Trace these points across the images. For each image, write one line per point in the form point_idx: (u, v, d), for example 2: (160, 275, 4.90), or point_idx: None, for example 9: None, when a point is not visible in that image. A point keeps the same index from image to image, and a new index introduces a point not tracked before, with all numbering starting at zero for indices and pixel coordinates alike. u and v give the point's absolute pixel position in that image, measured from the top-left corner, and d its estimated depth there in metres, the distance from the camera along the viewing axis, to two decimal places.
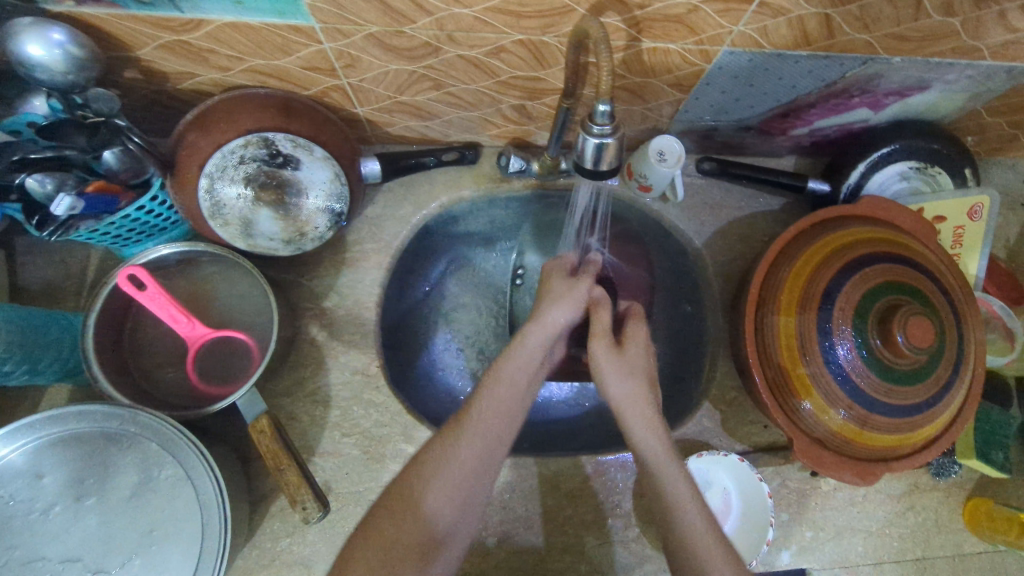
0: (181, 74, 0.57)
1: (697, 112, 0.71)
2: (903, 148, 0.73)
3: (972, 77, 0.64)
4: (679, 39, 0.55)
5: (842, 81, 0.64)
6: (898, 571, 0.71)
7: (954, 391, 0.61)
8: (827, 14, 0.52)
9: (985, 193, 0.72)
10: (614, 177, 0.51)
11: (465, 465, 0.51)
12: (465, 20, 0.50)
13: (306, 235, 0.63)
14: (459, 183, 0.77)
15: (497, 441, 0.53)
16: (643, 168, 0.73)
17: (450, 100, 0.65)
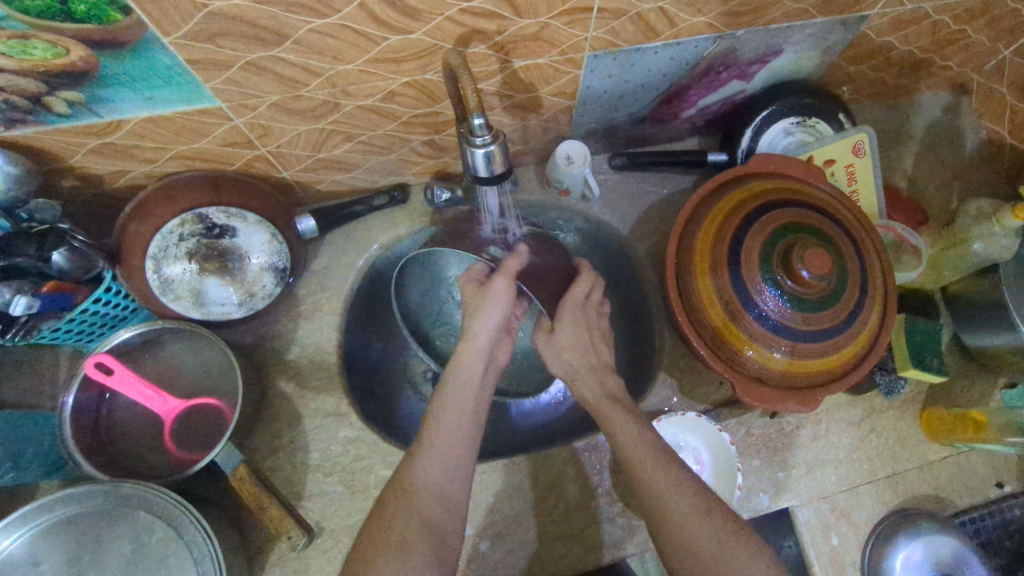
0: (113, 174, 0.62)
1: (590, 115, 0.78)
2: (780, 108, 0.81)
3: (814, 34, 0.72)
4: (544, 53, 0.62)
5: (704, 60, 0.71)
6: (872, 491, 0.75)
7: (868, 309, 0.67)
8: (662, 7, 0.60)
9: (863, 130, 0.79)
10: (509, 179, 0.57)
11: (449, 453, 0.58)
12: (351, 74, 0.57)
13: (256, 294, 0.69)
14: (395, 224, 0.82)
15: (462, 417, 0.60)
16: (555, 174, 0.79)
17: (365, 148, 0.71)
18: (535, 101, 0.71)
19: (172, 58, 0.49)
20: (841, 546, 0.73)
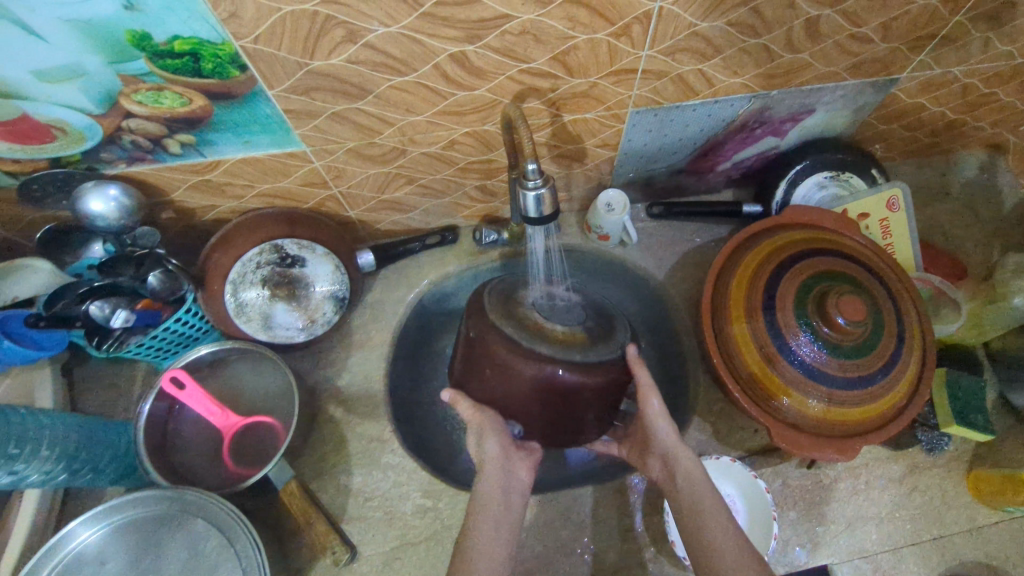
0: (205, 208, 0.70)
1: (631, 166, 0.83)
2: (812, 163, 0.85)
3: (845, 95, 0.77)
4: (592, 109, 0.68)
5: (738, 118, 0.77)
6: (917, 553, 0.73)
7: (905, 358, 0.68)
8: (700, 69, 0.65)
9: (896, 185, 0.81)
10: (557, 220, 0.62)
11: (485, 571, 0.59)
12: (420, 125, 0.64)
13: (317, 320, 0.75)
14: (443, 263, 0.88)
15: (503, 531, 0.62)
16: (595, 220, 0.85)
17: (423, 191, 0.78)
18: (580, 151, 0.77)
19: (272, 108, 0.58)
20: None
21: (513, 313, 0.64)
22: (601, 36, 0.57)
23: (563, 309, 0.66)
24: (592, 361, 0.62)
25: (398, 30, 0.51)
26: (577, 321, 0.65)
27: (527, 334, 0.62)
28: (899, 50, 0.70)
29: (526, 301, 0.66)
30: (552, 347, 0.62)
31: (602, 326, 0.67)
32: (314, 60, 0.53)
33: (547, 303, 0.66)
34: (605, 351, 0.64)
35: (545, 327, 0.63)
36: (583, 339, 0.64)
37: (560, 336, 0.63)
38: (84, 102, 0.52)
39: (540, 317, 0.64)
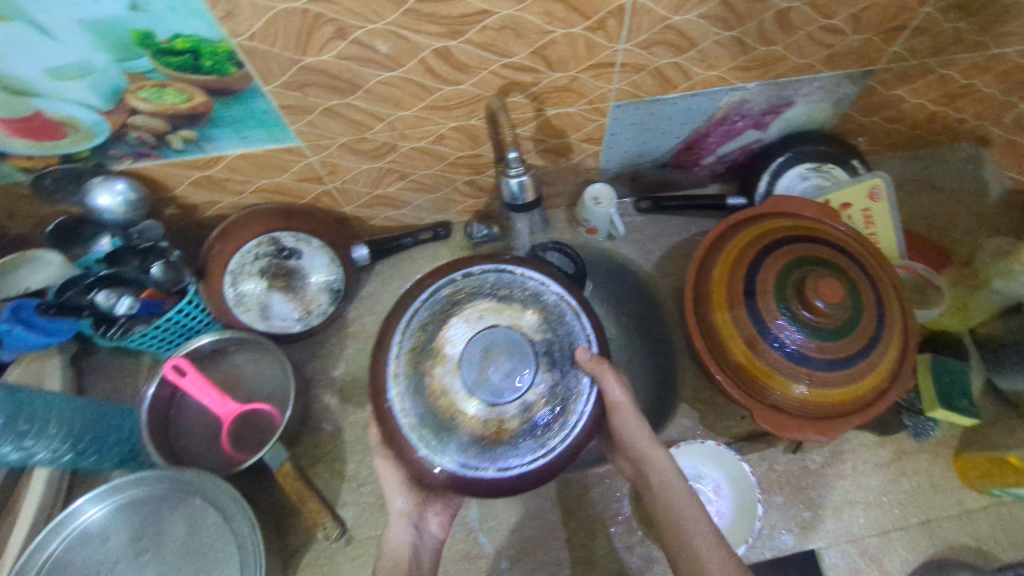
0: (207, 204, 0.74)
1: (617, 160, 0.86)
2: (795, 155, 0.87)
3: (822, 87, 0.80)
4: (574, 102, 0.71)
5: (719, 111, 0.79)
6: (905, 537, 0.73)
7: (886, 341, 0.70)
8: (677, 62, 0.68)
9: (878, 176, 0.84)
10: (536, 205, 0.67)
11: None
12: (409, 119, 0.68)
13: (313, 311, 0.79)
14: (437, 257, 0.91)
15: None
16: (583, 214, 0.87)
17: (415, 186, 0.81)
18: (565, 145, 0.79)
19: (268, 104, 0.61)
20: None
21: (429, 377, 0.57)
22: (578, 30, 0.60)
23: (498, 378, 0.56)
24: (509, 463, 0.55)
25: (384, 26, 0.55)
26: (510, 400, 0.55)
27: (437, 425, 0.56)
28: (871, 41, 0.72)
29: (454, 362, 0.57)
30: (464, 440, 0.56)
31: (546, 399, 0.57)
32: (306, 56, 0.56)
33: (480, 365, 0.56)
34: (533, 446, 0.56)
35: (463, 413, 0.55)
36: (509, 428, 0.56)
37: (479, 427, 0.55)
38: (92, 98, 0.55)
39: (464, 393, 0.55)
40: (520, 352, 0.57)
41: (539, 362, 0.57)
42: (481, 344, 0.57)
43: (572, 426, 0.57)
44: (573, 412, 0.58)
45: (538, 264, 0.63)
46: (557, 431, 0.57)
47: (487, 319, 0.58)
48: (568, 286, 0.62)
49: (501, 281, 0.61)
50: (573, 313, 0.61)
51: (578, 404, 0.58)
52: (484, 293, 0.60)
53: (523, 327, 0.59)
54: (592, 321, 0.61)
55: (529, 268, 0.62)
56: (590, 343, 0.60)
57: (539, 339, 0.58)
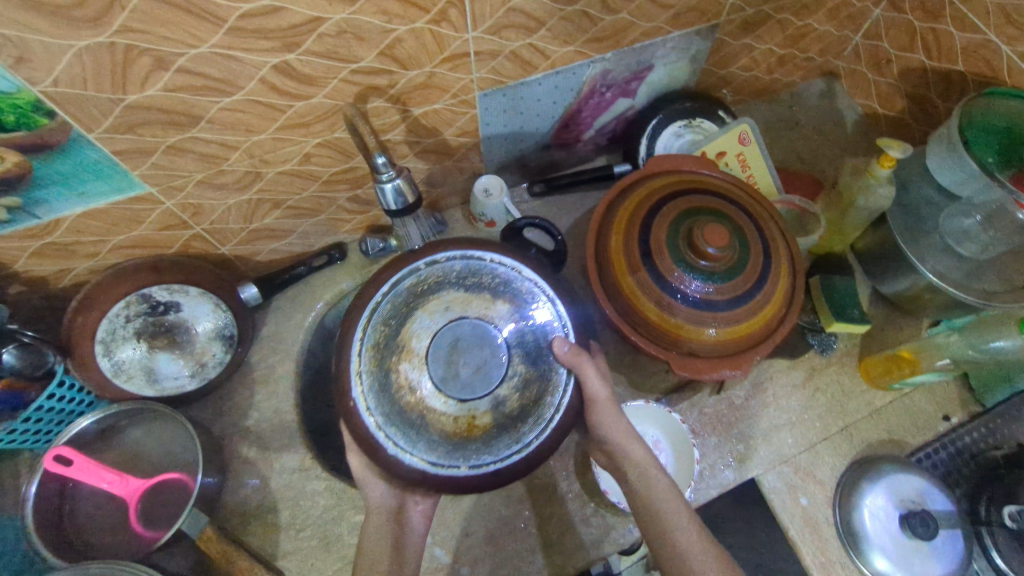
0: (58, 274, 0.67)
1: (499, 150, 0.85)
2: (666, 116, 0.91)
3: (675, 47, 0.83)
4: (438, 98, 0.70)
5: (585, 85, 0.80)
6: (830, 448, 0.78)
7: (776, 270, 0.73)
8: (531, 42, 0.68)
9: (744, 121, 0.88)
10: (419, 204, 0.65)
11: None
12: (266, 143, 0.64)
13: (207, 363, 0.74)
14: (337, 281, 0.87)
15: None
16: (477, 208, 0.86)
17: (294, 212, 0.77)
18: (442, 143, 0.78)
19: (99, 152, 0.55)
20: (811, 505, 0.75)
21: (394, 374, 0.56)
22: (421, 24, 0.58)
23: (468, 373, 0.57)
24: (483, 460, 0.56)
25: (208, 49, 0.51)
26: (481, 395, 0.56)
27: (405, 424, 0.56)
28: None
29: (421, 356, 0.57)
30: (434, 437, 0.56)
31: (521, 393, 0.58)
32: (129, 94, 0.51)
33: (448, 360, 0.57)
34: (507, 441, 0.56)
35: (432, 408, 0.56)
36: (482, 424, 0.56)
37: (450, 424, 0.56)
38: None
39: (432, 389, 0.56)
40: (489, 344, 0.58)
41: (513, 355, 0.58)
42: (450, 338, 0.57)
43: (549, 421, 0.58)
44: (549, 405, 0.58)
45: (508, 248, 0.61)
46: (533, 425, 0.57)
47: (453, 311, 0.58)
48: (539, 270, 0.61)
49: (470, 269, 0.60)
50: (546, 299, 0.61)
51: (556, 396, 0.58)
52: (450, 282, 0.59)
53: (494, 316, 0.59)
54: (567, 310, 0.61)
55: (498, 254, 0.61)
56: (566, 333, 0.60)
57: (509, 330, 0.59)
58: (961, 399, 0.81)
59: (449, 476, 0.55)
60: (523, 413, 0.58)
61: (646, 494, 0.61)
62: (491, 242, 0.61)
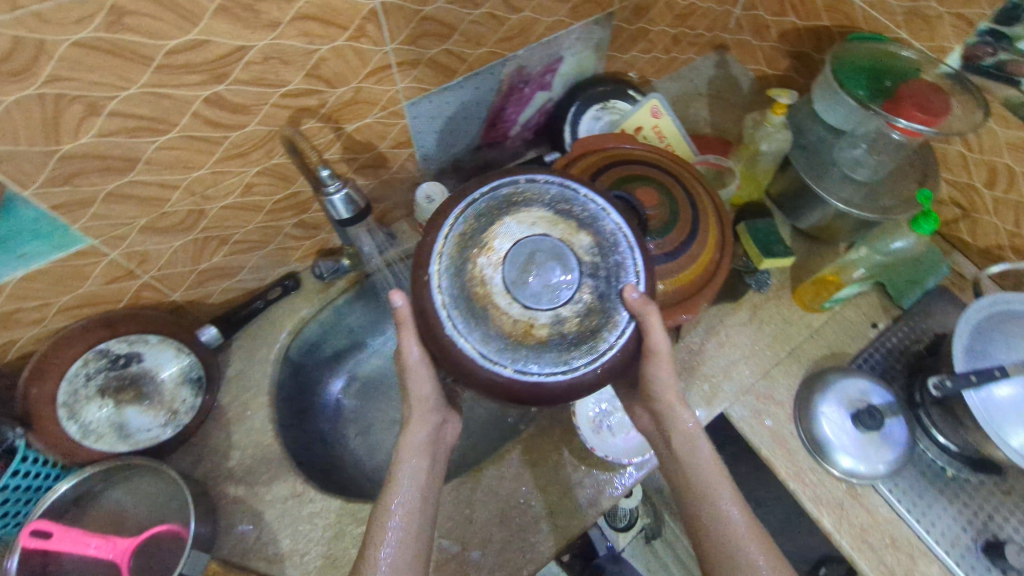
0: (2, 347, 0.64)
1: (433, 156, 0.89)
2: (583, 102, 0.98)
3: (579, 38, 0.89)
4: (368, 113, 0.73)
5: (504, 82, 0.85)
6: (783, 368, 0.89)
7: (705, 222, 0.80)
8: (447, 48, 0.73)
9: (652, 96, 0.95)
10: (368, 210, 0.69)
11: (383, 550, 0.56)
12: (205, 178, 0.64)
13: (179, 410, 0.73)
14: (295, 310, 0.86)
15: (412, 504, 0.59)
16: (423, 215, 0.90)
17: (243, 246, 0.77)
18: (379, 157, 0.81)
19: (37, 210, 0.55)
20: (776, 424, 0.85)
21: (469, 263, 0.55)
22: (342, 42, 0.62)
23: (540, 285, 0.54)
24: (528, 368, 0.54)
25: (138, 91, 0.52)
26: (546, 308, 0.54)
27: (466, 311, 0.54)
28: None
29: (500, 255, 0.55)
30: (490, 333, 0.54)
31: (584, 320, 0.55)
32: (63, 143, 0.51)
33: (524, 264, 0.54)
34: (556, 360, 0.54)
35: (496, 304, 0.54)
36: (538, 335, 0.54)
37: (508, 324, 0.54)
38: None
39: (501, 288, 0.54)
40: (569, 265, 0.55)
41: (584, 282, 0.56)
42: (530, 247, 0.55)
43: (600, 354, 0.56)
44: (605, 341, 0.56)
45: (602, 191, 0.61)
46: (585, 354, 0.55)
47: (539, 227, 0.57)
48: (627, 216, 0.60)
49: (565, 196, 0.59)
50: (627, 243, 0.59)
51: (614, 336, 0.56)
52: (543, 203, 0.59)
53: (576, 243, 0.57)
54: (645, 257, 0.59)
55: (594, 191, 0.60)
56: (639, 281, 0.58)
57: (588, 259, 0.57)
58: (882, 306, 0.94)
59: (493, 374, 0.54)
60: (579, 342, 0.55)
61: (689, 465, 0.65)
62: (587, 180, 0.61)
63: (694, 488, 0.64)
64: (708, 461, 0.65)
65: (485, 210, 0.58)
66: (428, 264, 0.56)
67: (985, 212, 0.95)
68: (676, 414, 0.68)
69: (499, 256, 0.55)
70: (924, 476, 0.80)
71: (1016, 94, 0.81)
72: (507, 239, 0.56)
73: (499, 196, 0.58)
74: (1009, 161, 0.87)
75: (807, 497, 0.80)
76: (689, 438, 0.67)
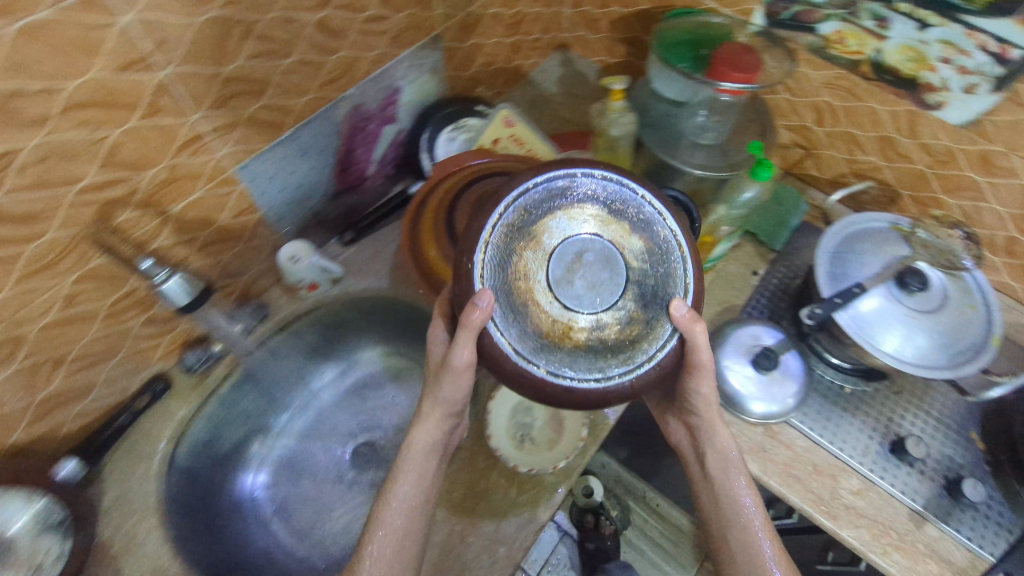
0: None
1: (288, 213, 0.84)
2: (435, 126, 0.96)
3: (412, 65, 0.88)
4: (194, 188, 0.68)
5: (343, 125, 0.83)
6: None
7: None
8: (265, 103, 0.69)
9: (502, 108, 0.95)
10: (210, 291, 0.64)
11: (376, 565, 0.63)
12: (9, 303, 0.57)
13: (43, 563, 0.64)
14: (171, 413, 0.81)
15: (410, 509, 0.66)
16: (293, 276, 0.86)
17: (87, 361, 0.70)
18: (223, 230, 0.76)
19: None
20: None
21: (516, 255, 0.57)
22: (135, 123, 0.57)
23: (583, 286, 0.57)
24: (562, 371, 0.56)
25: None
26: (588, 310, 0.57)
27: (507, 305, 0.56)
28: (415, 14, 0.82)
29: (546, 250, 0.57)
30: (527, 328, 0.57)
31: (624, 327, 0.58)
32: None
33: (571, 264, 0.57)
34: (591, 366, 0.57)
35: (536, 300, 0.56)
36: (575, 338, 0.57)
37: (546, 322, 0.57)
38: None
39: (544, 285, 0.57)
40: (616, 269, 0.58)
41: (630, 288, 0.58)
42: (577, 246, 0.58)
43: (638, 365, 0.58)
44: (643, 352, 0.58)
45: (660, 194, 0.62)
46: (621, 361, 0.58)
47: (592, 225, 0.59)
48: (682, 222, 0.61)
49: (621, 196, 0.60)
50: (679, 252, 0.60)
51: (654, 347, 0.59)
52: (599, 199, 0.60)
53: (625, 247, 0.59)
54: (695, 269, 0.61)
55: (652, 194, 0.61)
56: (686, 295, 0.60)
57: (636, 266, 0.59)
58: (759, 253, 1.00)
59: (525, 371, 0.56)
60: (617, 348, 0.58)
61: (720, 481, 0.71)
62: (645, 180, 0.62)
63: (721, 499, 0.70)
64: (736, 472, 0.70)
65: (541, 199, 0.59)
66: (472, 253, 0.57)
67: (824, 147, 1.03)
68: (719, 431, 0.72)
69: (544, 254, 0.57)
70: (827, 398, 0.85)
71: (815, 39, 0.89)
72: (559, 233, 0.58)
73: (557, 186, 0.59)
74: (828, 98, 0.95)
75: None
76: (723, 454, 0.72)
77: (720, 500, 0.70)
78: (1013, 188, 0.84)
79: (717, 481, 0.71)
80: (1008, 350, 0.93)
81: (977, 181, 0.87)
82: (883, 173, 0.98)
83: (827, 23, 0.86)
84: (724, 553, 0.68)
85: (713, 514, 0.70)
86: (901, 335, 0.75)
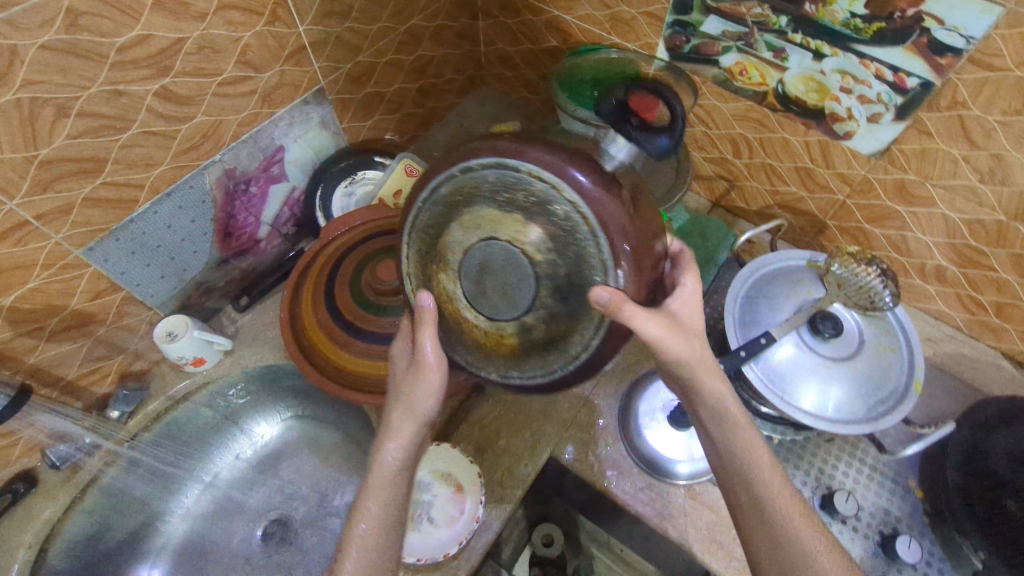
0: None
1: (162, 288, 0.79)
2: (329, 182, 0.92)
3: (293, 121, 0.83)
4: (28, 278, 0.62)
5: (216, 192, 0.77)
6: (604, 386, 0.84)
7: None
8: (105, 180, 0.64)
9: (407, 156, 0.91)
10: (27, 390, 0.67)
11: None
12: None
13: None
14: (37, 514, 0.75)
15: (373, 541, 0.53)
16: (171, 355, 0.79)
17: None
18: (77, 316, 0.70)
19: None
20: (608, 450, 0.79)
21: (433, 279, 0.52)
22: None
23: (497, 295, 0.48)
24: (508, 375, 0.53)
25: None
26: (510, 316, 0.49)
27: (444, 326, 0.54)
28: (286, 71, 0.77)
29: (454, 269, 0.49)
30: (466, 344, 0.53)
31: (552, 325, 0.49)
32: None
33: (478, 278, 0.48)
34: (533, 366, 0.52)
35: (465, 318, 0.51)
36: (510, 343, 0.50)
37: (479, 335, 0.51)
38: None
39: (465, 302, 0.50)
40: (520, 266, 0.47)
41: (543, 284, 0.47)
42: (477, 254, 0.48)
43: (579, 359, 0.51)
44: (580, 343, 0.50)
45: (550, 151, 0.46)
46: (563, 360, 0.51)
47: (483, 229, 0.47)
48: (589, 182, 0.45)
49: (505, 181, 0.46)
50: (587, 227, 0.45)
51: (592, 336, 0.49)
52: (484, 194, 0.47)
53: (528, 240, 0.46)
54: (614, 241, 0.45)
55: (537, 162, 0.45)
56: (609, 274, 0.46)
57: (542, 259, 0.46)
58: None
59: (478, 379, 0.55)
60: (553, 345, 0.50)
61: (737, 457, 0.55)
62: (533, 145, 0.46)
63: (746, 480, 0.54)
64: (755, 444, 0.55)
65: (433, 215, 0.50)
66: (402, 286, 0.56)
67: (746, 179, 0.97)
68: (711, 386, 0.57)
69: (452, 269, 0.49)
70: None
71: (719, 71, 0.85)
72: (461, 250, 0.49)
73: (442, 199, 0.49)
74: (741, 130, 0.91)
75: (655, 520, 0.74)
76: (727, 422, 0.56)
77: (746, 485, 0.54)
78: (933, 218, 0.79)
79: (732, 458, 0.55)
80: (949, 386, 0.87)
81: (897, 211, 0.82)
82: (807, 204, 0.93)
83: (727, 55, 0.82)
84: (757, 551, 0.52)
85: (740, 501, 0.54)
86: (816, 388, 0.68)
